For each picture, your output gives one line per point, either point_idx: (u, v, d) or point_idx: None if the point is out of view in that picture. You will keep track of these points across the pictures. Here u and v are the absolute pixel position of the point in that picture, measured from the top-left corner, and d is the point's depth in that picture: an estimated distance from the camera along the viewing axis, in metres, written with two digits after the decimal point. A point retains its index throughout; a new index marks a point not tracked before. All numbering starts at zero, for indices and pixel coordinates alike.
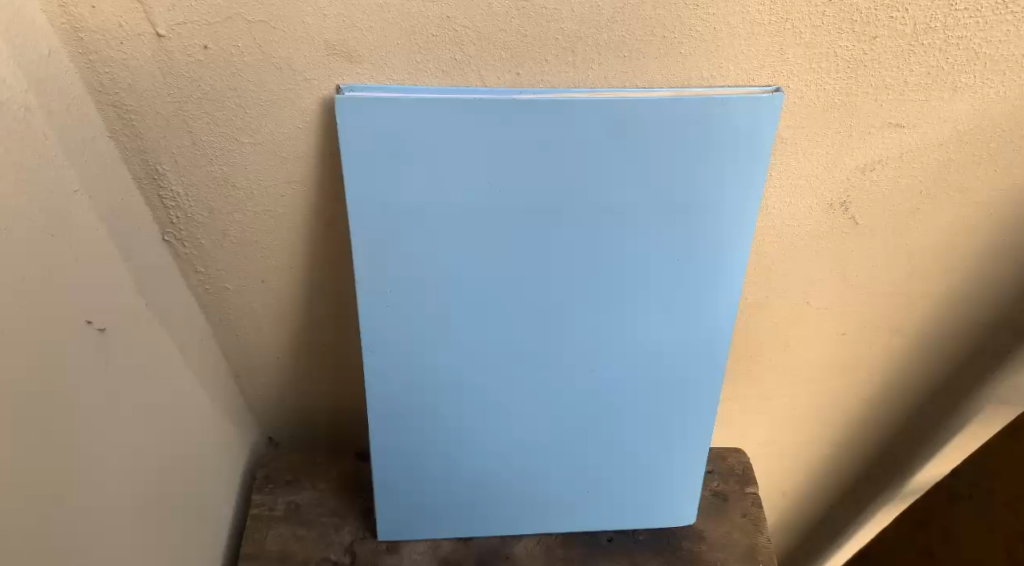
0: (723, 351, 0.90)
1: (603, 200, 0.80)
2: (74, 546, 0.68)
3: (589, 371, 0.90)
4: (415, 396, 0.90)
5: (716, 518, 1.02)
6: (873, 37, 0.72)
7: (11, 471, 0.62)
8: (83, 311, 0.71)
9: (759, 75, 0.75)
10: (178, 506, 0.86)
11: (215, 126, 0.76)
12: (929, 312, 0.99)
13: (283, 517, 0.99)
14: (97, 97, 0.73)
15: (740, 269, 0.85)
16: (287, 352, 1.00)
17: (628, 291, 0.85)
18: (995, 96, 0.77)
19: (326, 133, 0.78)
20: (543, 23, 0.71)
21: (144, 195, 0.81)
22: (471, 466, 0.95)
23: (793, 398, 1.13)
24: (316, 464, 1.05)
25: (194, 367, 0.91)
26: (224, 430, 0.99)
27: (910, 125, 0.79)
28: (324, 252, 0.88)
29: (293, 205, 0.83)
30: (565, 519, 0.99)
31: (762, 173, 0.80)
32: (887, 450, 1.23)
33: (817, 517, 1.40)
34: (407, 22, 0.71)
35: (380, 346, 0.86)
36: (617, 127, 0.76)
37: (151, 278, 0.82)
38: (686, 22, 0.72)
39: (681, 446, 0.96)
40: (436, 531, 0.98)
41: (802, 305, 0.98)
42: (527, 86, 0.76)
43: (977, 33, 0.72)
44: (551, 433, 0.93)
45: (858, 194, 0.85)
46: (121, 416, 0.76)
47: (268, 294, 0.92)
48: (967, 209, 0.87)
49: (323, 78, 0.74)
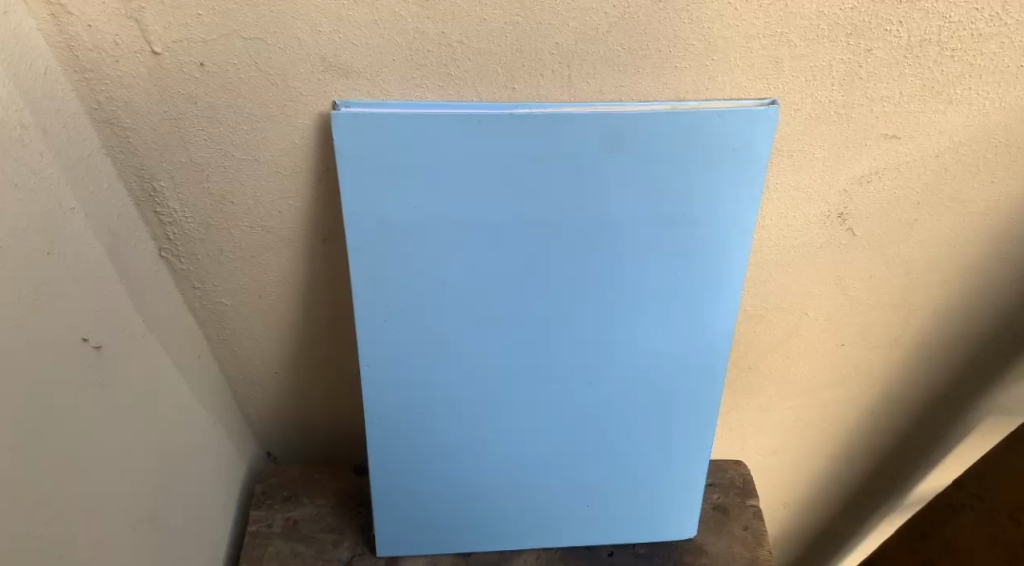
0: (722, 360, 0.90)
1: (603, 211, 0.79)
2: (75, 557, 0.68)
3: (589, 382, 0.89)
4: (414, 409, 0.89)
5: (716, 531, 1.01)
6: (868, 50, 0.73)
7: (10, 486, 0.61)
8: (79, 328, 0.70)
9: (755, 87, 0.75)
10: (178, 526, 0.86)
11: (212, 142, 0.76)
12: (929, 323, 0.99)
13: (282, 533, 0.98)
14: (94, 116, 0.73)
15: (739, 280, 0.85)
16: (285, 369, 1.00)
17: (629, 300, 0.85)
18: (991, 107, 0.77)
19: (325, 148, 0.78)
20: (540, 38, 0.71)
21: (141, 212, 0.81)
22: (471, 480, 0.94)
23: (795, 409, 1.12)
24: (315, 479, 1.04)
25: (191, 385, 0.91)
26: (223, 446, 0.99)
27: (906, 137, 0.79)
28: (320, 267, 0.88)
29: (292, 220, 0.83)
30: (565, 533, 0.99)
31: (760, 182, 0.79)
32: (888, 461, 1.22)
33: (820, 530, 1.39)
34: (403, 38, 0.71)
35: (379, 362, 0.86)
36: (614, 138, 0.76)
37: (148, 295, 0.82)
38: (681, 37, 0.72)
39: (683, 457, 0.95)
40: (435, 546, 0.97)
41: (801, 316, 0.97)
42: (525, 100, 0.76)
43: (972, 46, 0.72)
44: (550, 444, 0.93)
45: (855, 206, 0.85)
46: (120, 432, 0.76)
47: (266, 310, 0.92)
48: (964, 218, 0.87)
49: (319, 94, 0.74)
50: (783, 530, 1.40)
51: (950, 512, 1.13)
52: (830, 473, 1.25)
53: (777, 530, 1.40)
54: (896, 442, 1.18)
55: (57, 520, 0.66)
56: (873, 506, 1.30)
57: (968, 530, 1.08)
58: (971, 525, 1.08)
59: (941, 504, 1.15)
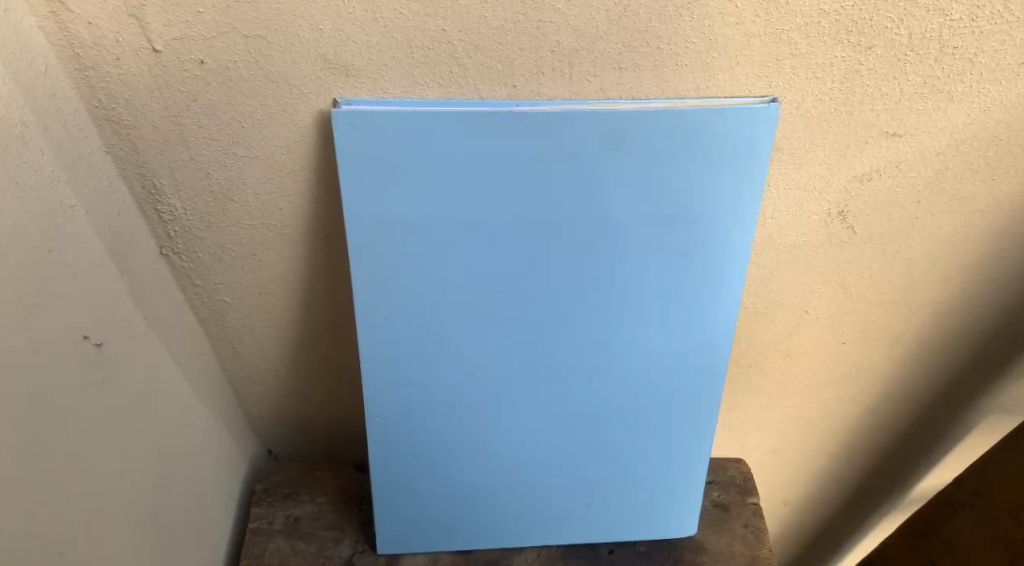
0: (722, 359, 0.90)
1: (603, 210, 0.79)
2: (75, 557, 0.68)
3: (589, 381, 0.89)
4: (415, 407, 0.89)
5: (717, 529, 1.01)
6: (870, 47, 0.72)
7: (10, 485, 0.61)
8: (80, 326, 0.70)
9: (756, 85, 0.75)
10: (178, 524, 0.86)
11: (212, 140, 0.76)
12: (930, 321, 0.99)
13: (282, 530, 0.98)
14: (95, 114, 0.73)
15: (740, 279, 0.85)
16: (286, 367, 1.00)
17: (629, 299, 0.85)
18: (993, 105, 0.77)
19: (325, 146, 0.77)
20: (540, 36, 0.71)
21: (142, 210, 0.81)
22: (471, 478, 0.94)
23: (795, 407, 1.12)
24: (315, 477, 1.05)
25: (192, 383, 0.91)
26: (224, 443, 0.99)
27: (907, 134, 0.79)
28: (321, 265, 0.88)
29: (292, 219, 0.83)
30: (565, 532, 0.99)
31: (761, 180, 0.79)
32: (888, 459, 1.22)
33: (819, 528, 1.39)
34: (403, 36, 0.71)
35: (379, 360, 0.86)
36: (615, 137, 0.76)
37: (149, 293, 0.82)
38: (683, 35, 0.72)
39: (683, 456, 0.95)
40: (436, 544, 0.97)
41: (801, 314, 0.97)
42: (526, 98, 0.76)
43: (973, 43, 0.72)
44: (550, 443, 0.93)
45: (856, 204, 0.85)
46: (121, 431, 0.76)
47: (267, 308, 0.92)
48: (965, 216, 0.87)
49: (320, 92, 0.74)
50: (783, 528, 1.40)
51: (950, 509, 1.13)
52: (830, 472, 1.25)
53: (778, 529, 1.41)
54: (896, 440, 1.18)
55: (57, 518, 0.66)
56: (873, 504, 1.30)
57: (969, 528, 1.08)
58: (972, 523, 1.08)
59: (942, 502, 1.15)
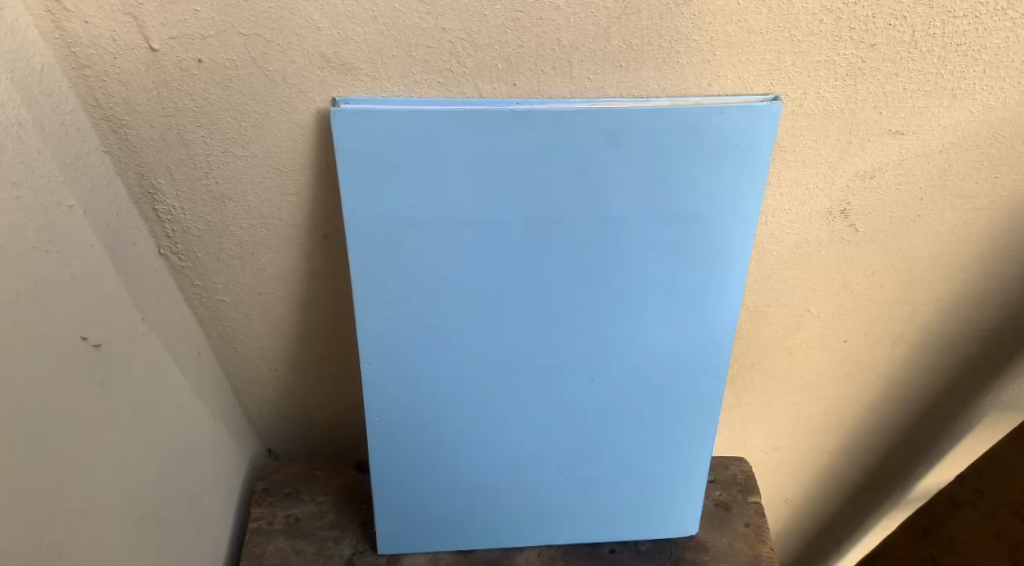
0: (722, 358, 0.90)
1: (604, 209, 0.79)
2: (75, 557, 0.68)
3: (589, 380, 0.89)
4: (415, 406, 0.89)
5: (718, 528, 1.01)
6: (872, 45, 0.72)
7: (9, 486, 0.61)
8: (78, 327, 0.70)
9: (758, 83, 0.75)
10: (179, 523, 0.86)
11: (210, 139, 0.76)
12: (932, 319, 0.98)
13: (283, 530, 0.98)
14: (92, 113, 0.72)
15: (741, 278, 0.84)
16: (286, 366, 0.99)
17: (629, 298, 0.84)
18: (996, 102, 0.76)
19: (324, 145, 0.77)
20: (541, 33, 0.71)
21: (139, 209, 0.80)
22: (471, 478, 0.94)
23: (796, 405, 1.12)
24: (315, 476, 1.04)
25: (191, 382, 0.91)
26: (224, 443, 0.98)
27: (910, 132, 0.79)
28: (320, 264, 0.87)
29: (291, 218, 0.83)
30: (565, 532, 0.98)
31: (762, 179, 0.79)
32: (889, 458, 1.22)
33: (820, 527, 1.39)
34: (403, 34, 0.70)
35: (379, 359, 0.86)
36: (615, 136, 0.76)
37: (147, 293, 0.82)
38: (684, 32, 0.71)
39: (683, 455, 0.95)
40: (436, 544, 0.97)
41: (803, 313, 0.97)
42: (527, 96, 0.75)
43: (977, 40, 0.72)
44: (550, 443, 0.93)
45: (858, 203, 0.85)
46: (119, 431, 0.75)
47: (266, 307, 0.91)
48: (968, 214, 0.86)
49: (319, 91, 0.73)
50: (784, 527, 1.40)
51: (952, 507, 1.13)
52: (831, 469, 1.25)
53: (778, 527, 1.40)
54: (897, 438, 1.18)
55: (56, 518, 0.66)
56: (874, 502, 1.30)
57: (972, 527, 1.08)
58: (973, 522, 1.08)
59: (944, 500, 1.15)
